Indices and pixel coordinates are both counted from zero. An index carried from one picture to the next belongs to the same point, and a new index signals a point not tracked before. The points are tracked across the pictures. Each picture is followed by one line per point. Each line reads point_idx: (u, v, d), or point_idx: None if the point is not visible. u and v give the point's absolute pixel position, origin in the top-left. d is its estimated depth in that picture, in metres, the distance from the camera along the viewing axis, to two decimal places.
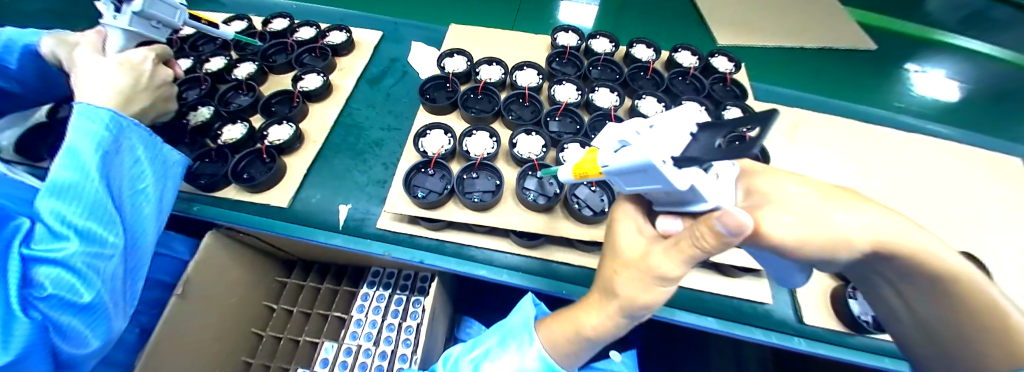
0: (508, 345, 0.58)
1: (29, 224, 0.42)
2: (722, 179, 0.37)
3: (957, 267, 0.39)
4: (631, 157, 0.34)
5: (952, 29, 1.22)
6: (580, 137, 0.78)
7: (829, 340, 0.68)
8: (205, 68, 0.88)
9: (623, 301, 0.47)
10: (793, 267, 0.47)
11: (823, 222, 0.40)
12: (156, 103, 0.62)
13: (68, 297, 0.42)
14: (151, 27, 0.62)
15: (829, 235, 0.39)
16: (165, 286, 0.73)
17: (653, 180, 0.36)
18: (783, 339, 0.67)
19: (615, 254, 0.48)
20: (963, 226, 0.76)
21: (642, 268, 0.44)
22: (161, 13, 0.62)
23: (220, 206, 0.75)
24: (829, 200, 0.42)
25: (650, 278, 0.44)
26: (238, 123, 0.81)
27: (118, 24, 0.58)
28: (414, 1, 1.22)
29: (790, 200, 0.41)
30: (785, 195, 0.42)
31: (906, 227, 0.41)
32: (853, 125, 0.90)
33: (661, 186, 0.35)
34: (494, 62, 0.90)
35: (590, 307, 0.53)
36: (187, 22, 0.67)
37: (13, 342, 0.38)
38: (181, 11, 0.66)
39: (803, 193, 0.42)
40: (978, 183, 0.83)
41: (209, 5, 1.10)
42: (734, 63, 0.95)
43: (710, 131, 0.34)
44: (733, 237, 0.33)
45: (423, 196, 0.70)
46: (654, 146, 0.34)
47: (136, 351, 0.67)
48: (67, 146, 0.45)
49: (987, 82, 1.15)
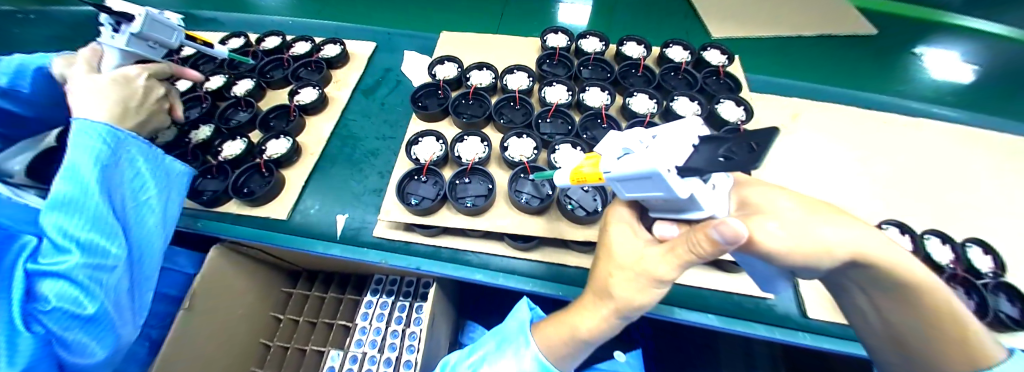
0: (506, 349, 0.57)
1: (35, 243, 0.45)
2: (719, 190, 0.37)
3: (923, 281, 0.40)
4: (636, 164, 0.33)
5: (958, 10, 1.19)
6: (568, 138, 0.78)
7: (836, 336, 0.66)
8: (205, 87, 0.91)
9: (618, 303, 0.46)
10: (774, 273, 0.47)
11: (809, 235, 0.38)
12: (150, 118, 0.65)
13: (73, 309, 0.44)
14: (148, 46, 0.65)
15: (815, 247, 0.38)
16: (174, 299, 0.75)
17: (654, 188, 0.35)
18: (789, 336, 0.65)
19: (610, 257, 0.47)
20: (982, 214, 0.74)
21: (640, 272, 0.43)
22: (158, 34, 0.65)
23: (221, 221, 0.77)
24: (818, 214, 0.40)
25: (647, 280, 0.43)
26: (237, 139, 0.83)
27: (116, 44, 0.62)
28: (407, 10, 1.24)
29: (781, 212, 0.40)
30: (771, 210, 0.40)
31: (884, 244, 0.41)
32: (855, 112, 0.88)
33: (663, 193, 0.35)
34: (484, 68, 0.92)
35: (584, 308, 0.52)
36: (184, 42, 0.70)
37: (20, 354, 0.41)
38: (180, 33, 0.68)
39: (791, 206, 0.41)
40: (996, 169, 0.80)
41: (210, 25, 1.14)
42: (727, 55, 0.94)
43: (711, 143, 0.32)
44: (730, 245, 0.33)
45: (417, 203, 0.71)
46: (657, 154, 0.33)
47: (146, 364, 0.69)
48: (68, 162, 0.48)
49: (1001, 63, 1.11)
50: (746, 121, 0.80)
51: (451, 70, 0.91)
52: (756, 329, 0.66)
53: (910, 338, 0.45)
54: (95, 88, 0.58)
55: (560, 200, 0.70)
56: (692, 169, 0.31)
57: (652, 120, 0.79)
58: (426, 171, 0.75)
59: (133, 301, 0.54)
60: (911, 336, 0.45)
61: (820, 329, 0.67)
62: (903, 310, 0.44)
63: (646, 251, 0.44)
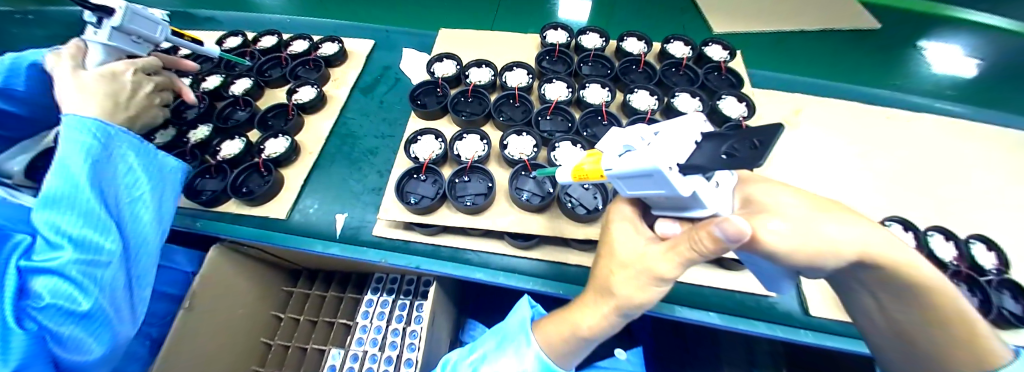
0: (506, 348, 0.57)
1: (29, 240, 0.45)
2: (724, 188, 0.36)
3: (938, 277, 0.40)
4: (637, 162, 0.33)
5: (962, 4, 1.17)
6: (568, 135, 0.77)
7: (839, 333, 0.65)
8: (202, 86, 0.90)
9: (619, 300, 0.45)
10: (780, 273, 0.46)
11: (814, 232, 0.38)
12: (140, 112, 0.64)
13: (67, 306, 0.44)
14: (132, 42, 0.65)
15: (820, 245, 0.37)
16: (174, 298, 0.75)
17: (656, 185, 0.34)
18: (791, 334, 0.65)
19: (611, 256, 0.47)
20: (987, 209, 0.73)
21: (642, 269, 0.43)
22: (142, 28, 0.65)
23: (221, 220, 0.77)
24: (821, 210, 0.39)
25: (649, 278, 0.43)
26: (235, 138, 0.83)
27: (99, 39, 0.61)
28: (405, 8, 1.24)
29: (784, 210, 0.39)
30: (774, 207, 0.40)
31: (892, 239, 0.40)
32: (859, 107, 0.87)
33: (665, 191, 0.34)
34: (483, 65, 0.91)
35: (585, 306, 0.51)
36: (170, 37, 0.69)
37: (13, 352, 0.40)
38: (164, 27, 0.68)
39: (794, 203, 0.40)
40: (1002, 163, 0.80)
41: (207, 23, 1.13)
42: (728, 51, 0.93)
43: (713, 139, 0.31)
44: (732, 243, 0.32)
45: (414, 202, 0.71)
46: (659, 150, 0.32)
47: (146, 362, 0.68)
48: (58, 160, 0.48)
49: (1006, 57, 1.09)
50: (748, 117, 0.79)
51: (450, 67, 0.90)
52: (758, 327, 0.66)
53: (917, 336, 0.44)
54: (82, 84, 0.57)
55: (560, 198, 0.70)
56: (694, 166, 0.30)
57: (652, 117, 0.78)
58: (425, 170, 0.75)
59: (130, 298, 0.54)
60: (918, 334, 0.44)
61: (823, 327, 0.66)
62: (901, 307, 0.43)
63: (647, 249, 0.43)
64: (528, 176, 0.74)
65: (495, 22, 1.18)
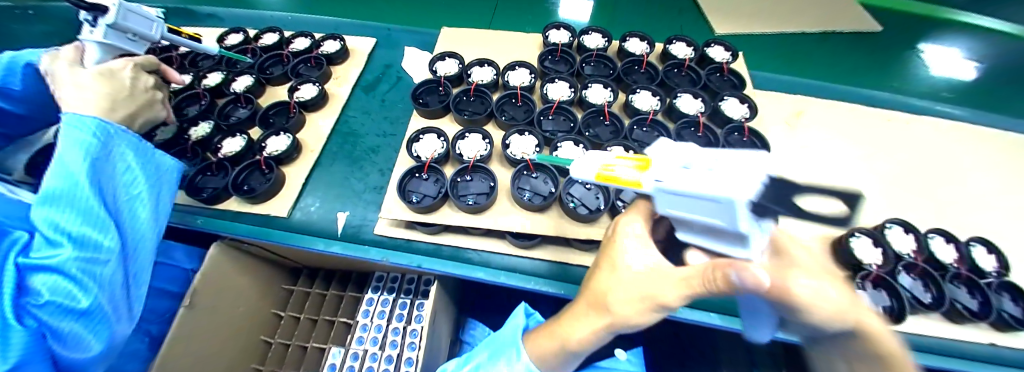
0: (497, 361, 0.57)
1: (26, 237, 0.45)
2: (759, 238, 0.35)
3: None
4: (710, 186, 0.32)
5: (962, 7, 1.18)
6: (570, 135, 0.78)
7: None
8: (204, 83, 0.90)
9: (616, 317, 0.45)
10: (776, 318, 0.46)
11: (827, 292, 0.36)
12: (141, 109, 0.63)
13: (67, 303, 0.44)
14: (127, 39, 0.65)
15: (833, 308, 0.36)
16: (174, 296, 0.75)
17: (714, 214, 0.34)
18: (799, 335, 0.65)
19: (613, 272, 0.46)
20: (986, 213, 0.73)
21: (645, 293, 0.43)
22: (136, 26, 0.64)
23: (221, 218, 0.76)
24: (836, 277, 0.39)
25: (650, 303, 0.43)
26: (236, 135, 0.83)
27: (94, 37, 0.61)
28: (406, 7, 1.23)
29: (806, 265, 0.38)
30: (794, 258, 0.39)
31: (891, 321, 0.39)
32: (860, 110, 0.87)
33: (720, 221, 0.34)
34: (486, 64, 0.90)
35: (575, 317, 0.51)
36: (165, 34, 0.69)
37: (12, 349, 0.40)
38: (159, 25, 0.68)
39: (813, 260, 0.40)
40: (1001, 166, 0.80)
41: (207, 20, 1.12)
42: (730, 52, 0.93)
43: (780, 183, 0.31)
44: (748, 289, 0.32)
45: (420, 201, 0.71)
46: (735, 180, 0.31)
47: (146, 360, 0.68)
48: (57, 156, 0.48)
49: (1006, 61, 1.10)
50: (750, 118, 0.79)
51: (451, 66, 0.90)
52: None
53: None
54: (81, 82, 0.57)
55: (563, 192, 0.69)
56: (764, 207, 0.31)
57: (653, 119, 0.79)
58: (426, 168, 0.75)
59: (126, 296, 0.53)
60: None
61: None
62: None
63: (654, 270, 0.43)
64: (530, 177, 0.74)
65: (496, 22, 1.18)
